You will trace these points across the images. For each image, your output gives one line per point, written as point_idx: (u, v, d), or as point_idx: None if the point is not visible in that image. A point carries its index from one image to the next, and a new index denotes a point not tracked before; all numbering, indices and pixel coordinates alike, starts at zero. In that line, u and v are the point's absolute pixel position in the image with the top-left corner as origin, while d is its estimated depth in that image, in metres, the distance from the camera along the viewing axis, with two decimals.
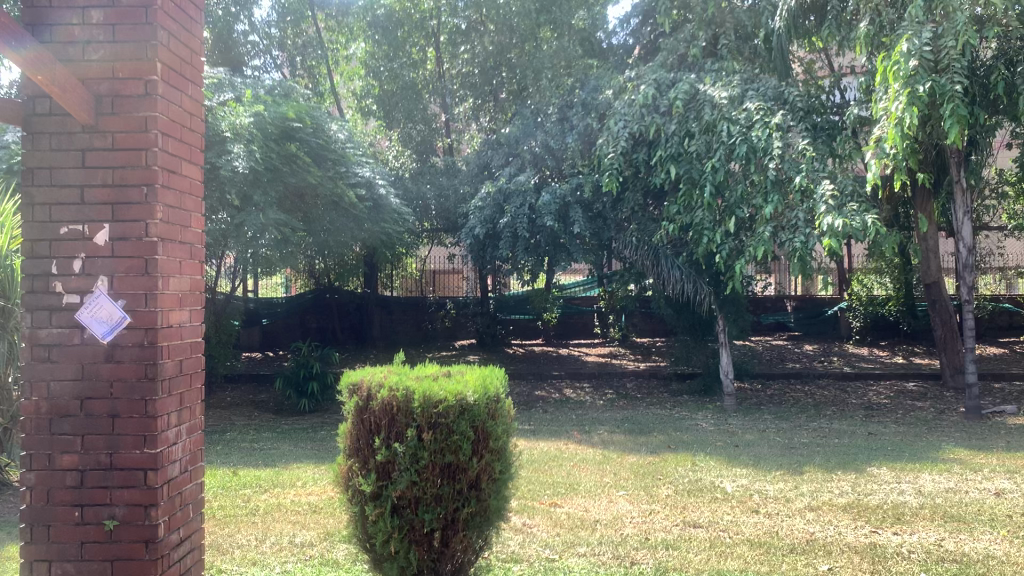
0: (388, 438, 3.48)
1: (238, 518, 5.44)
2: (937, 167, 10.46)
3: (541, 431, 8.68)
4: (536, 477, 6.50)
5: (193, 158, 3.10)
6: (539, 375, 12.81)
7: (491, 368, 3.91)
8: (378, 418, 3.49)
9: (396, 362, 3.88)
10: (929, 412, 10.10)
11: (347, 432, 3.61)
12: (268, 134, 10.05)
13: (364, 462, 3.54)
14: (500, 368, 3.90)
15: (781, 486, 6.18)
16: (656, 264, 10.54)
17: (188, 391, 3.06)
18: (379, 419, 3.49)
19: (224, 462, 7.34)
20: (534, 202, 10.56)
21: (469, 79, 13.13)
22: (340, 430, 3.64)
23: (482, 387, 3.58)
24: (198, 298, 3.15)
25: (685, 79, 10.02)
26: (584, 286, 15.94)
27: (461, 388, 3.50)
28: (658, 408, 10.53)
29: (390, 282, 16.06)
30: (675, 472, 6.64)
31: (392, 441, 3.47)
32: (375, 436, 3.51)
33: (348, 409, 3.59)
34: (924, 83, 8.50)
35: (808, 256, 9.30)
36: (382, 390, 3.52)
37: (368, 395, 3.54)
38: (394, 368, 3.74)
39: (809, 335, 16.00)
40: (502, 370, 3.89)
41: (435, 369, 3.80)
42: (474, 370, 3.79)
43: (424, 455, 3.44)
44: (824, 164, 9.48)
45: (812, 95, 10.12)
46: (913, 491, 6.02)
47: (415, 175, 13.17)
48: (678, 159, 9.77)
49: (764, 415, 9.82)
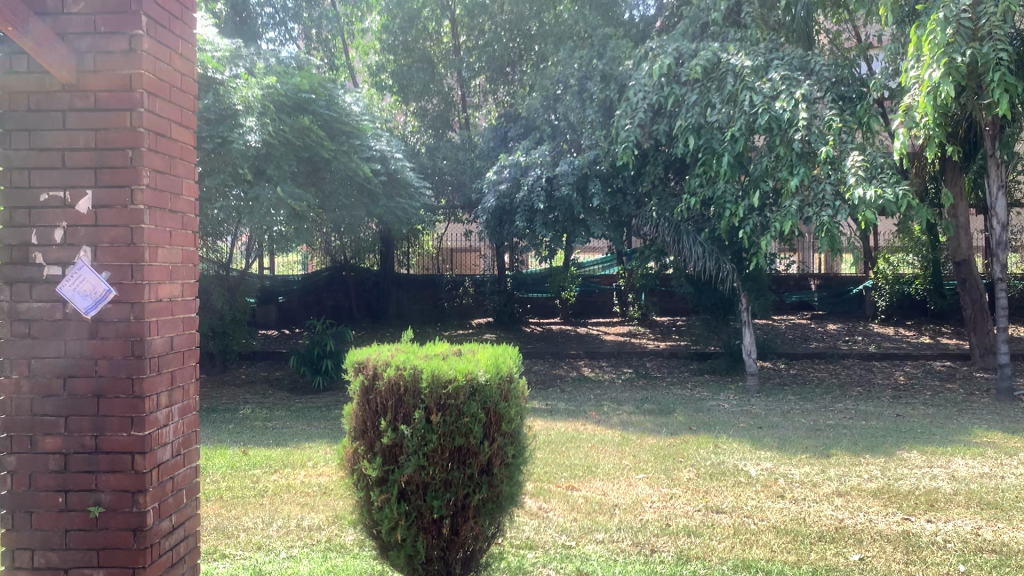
0: (394, 420, 3.29)
1: (246, 500, 5.31)
2: (969, 141, 10.11)
3: (558, 411, 8.48)
4: (552, 459, 6.32)
5: (184, 121, 2.90)
6: (557, 354, 12.61)
7: (504, 347, 3.71)
8: (384, 399, 3.31)
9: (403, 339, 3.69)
10: (959, 393, 9.81)
11: (352, 414, 3.43)
12: (279, 106, 9.88)
13: (370, 446, 3.35)
14: (513, 346, 3.70)
15: (807, 470, 5.95)
16: (678, 240, 10.24)
17: (180, 369, 2.87)
18: (385, 400, 3.30)
19: (236, 442, 7.20)
20: (552, 175, 10.32)
21: (486, 52, 12.85)
22: (346, 411, 3.46)
23: (494, 365, 3.38)
24: (191, 272, 2.96)
25: (707, 47, 9.73)
26: (602, 265, 15.92)
27: (472, 367, 3.30)
28: (679, 388, 10.30)
29: (406, 260, 15.90)
30: (696, 454, 6.43)
31: (399, 424, 3.28)
32: (380, 417, 3.32)
33: (354, 389, 3.40)
34: (962, 51, 8.19)
35: (836, 231, 9.02)
36: (387, 369, 3.33)
37: (374, 375, 3.36)
38: (402, 346, 3.55)
39: (833, 314, 15.71)
40: (516, 348, 3.68)
41: (445, 346, 3.60)
42: (486, 348, 3.58)
43: (433, 438, 3.25)
44: (853, 136, 9.19)
45: (838, 66, 9.84)
46: (946, 477, 5.77)
47: (432, 150, 12.94)
48: (698, 131, 9.48)
49: (787, 396, 9.57)
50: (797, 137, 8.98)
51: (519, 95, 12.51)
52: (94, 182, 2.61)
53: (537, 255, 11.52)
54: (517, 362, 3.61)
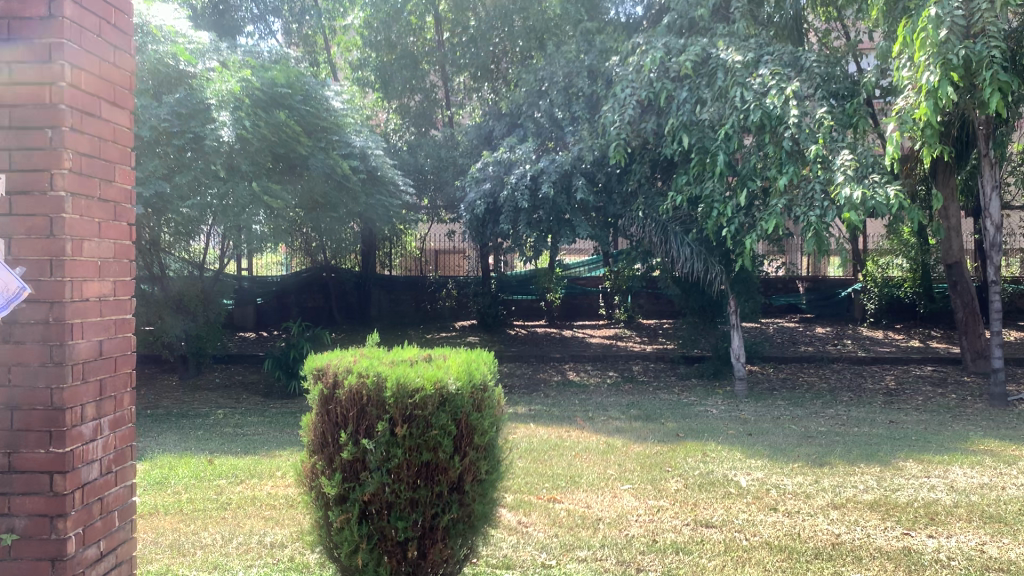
0: (356, 432, 3.01)
1: (208, 513, 4.99)
2: (962, 140, 9.92)
3: (542, 417, 8.19)
4: (532, 468, 6.03)
5: (117, 99, 2.60)
6: (541, 358, 12.32)
7: (479, 352, 3.42)
8: (346, 409, 3.02)
9: (367, 345, 3.41)
10: (952, 398, 9.59)
11: (312, 425, 3.15)
12: (256, 101, 9.54)
13: (330, 460, 3.07)
14: (488, 351, 3.41)
15: (800, 480, 5.69)
16: (665, 241, 10.00)
17: (111, 378, 2.57)
18: (346, 410, 3.02)
19: (203, 449, 6.87)
20: (537, 173, 10.03)
21: (470, 48, 12.57)
22: (304, 422, 3.18)
23: (466, 373, 3.08)
24: (125, 270, 2.66)
25: (696, 42, 9.51)
26: (589, 267, 15.70)
27: (441, 374, 3.01)
28: (666, 393, 10.03)
29: (388, 261, 15.62)
30: (683, 463, 6.16)
31: (361, 437, 2.99)
32: (341, 430, 3.04)
33: (313, 398, 3.12)
34: (958, 51, 7.90)
35: (824, 232, 8.78)
36: (347, 376, 3.04)
37: (334, 383, 3.07)
38: (367, 351, 3.26)
39: (821, 317, 15.48)
40: (492, 354, 3.39)
41: (413, 352, 3.32)
42: (459, 354, 3.29)
43: (398, 452, 2.96)
44: (843, 135, 8.97)
45: (830, 62, 9.61)
46: (945, 488, 5.51)
47: (413, 147, 12.61)
48: (690, 129, 9.24)
49: (777, 402, 9.32)
50: (788, 135, 8.77)
51: (503, 92, 12.21)
52: (11, 165, 2.30)
53: (520, 255, 11.23)
54: (492, 369, 3.32)
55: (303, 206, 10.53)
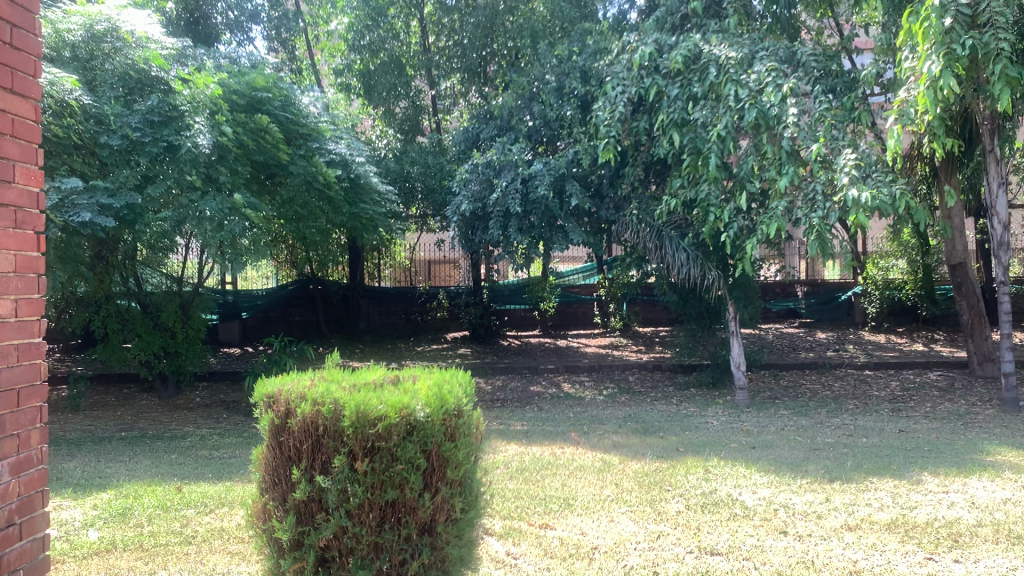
0: (311, 468, 2.65)
1: (169, 548, 4.60)
2: (966, 136, 9.59)
3: (534, 433, 7.80)
4: (523, 490, 5.63)
5: (15, 84, 2.22)
6: (534, 370, 11.94)
7: (455, 372, 3.06)
8: (299, 442, 2.66)
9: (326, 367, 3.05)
10: (962, 405, 9.22)
11: (264, 459, 2.79)
12: (235, 105, 9.14)
13: (283, 500, 2.73)
14: (465, 370, 3.02)
15: (810, 499, 5.30)
16: (660, 246, 9.61)
17: (15, 415, 2.19)
18: (299, 443, 2.66)
19: (175, 475, 6.48)
20: (526, 176, 9.66)
21: (456, 52, 12.20)
22: (255, 455, 2.83)
23: (437, 396, 2.70)
24: (31, 287, 2.28)
25: (688, 39, 9.20)
26: (583, 274, 15.34)
27: (408, 400, 2.63)
28: (664, 404, 9.65)
29: (377, 272, 15.23)
30: (685, 481, 5.77)
31: (316, 474, 2.64)
32: (295, 466, 2.68)
33: (264, 428, 2.76)
34: (963, 41, 7.57)
35: (827, 234, 8.40)
36: (299, 403, 2.68)
37: (286, 412, 2.71)
38: (326, 373, 2.90)
39: (821, 322, 15.18)
40: (469, 374, 3.01)
41: (378, 375, 2.95)
42: (431, 375, 2.92)
43: (358, 491, 2.60)
44: (843, 133, 8.60)
45: (825, 56, 9.35)
46: (966, 505, 5.13)
47: (399, 154, 12.20)
48: (681, 128, 8.94)
49: (780, 411, 8.95)
50: (786, 135, 8.44)
51: (492, 94, 11.79)
52: None
53: (511, 262, 10.86)
54: (468, 391, 2.96)
55: (284, 216, 10.09)
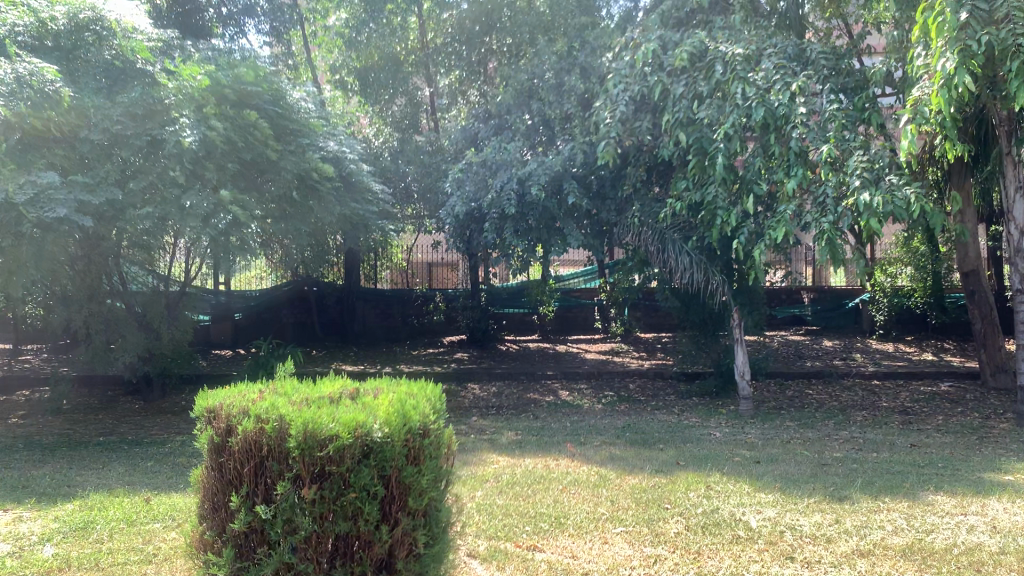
0: (256, 489, 2.69)
1: (128, 567, 4.26)
2: (982, 138, 9.24)
3: (527, 444, 7.45)
4: (513, 507, 5.27)
5: None
6: (532, 376, 11.59)
7: (424, 387, 3.04)
8: (242, 462, 2.69)
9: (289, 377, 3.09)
10: (975, 417, 8.86)
11: (207, 475, 2.83)
12: (224, 98, 8.63)
13: (226, 522, 2.77)
14: (434, 386, 3.01)
15: (818, 520, 4.95)
16: (663, 250, 9.27)
17: None
18: (243, 463, 2.69)
19: (146, 485, 6.14)
20: (524, 175, 9.32)
21: (454, 49, 11.87)
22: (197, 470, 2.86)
23: (397, 414, 2.70)
24: None
25: (693, 36, 8.92)
26: (583, 277, 14.91)
27: (363, 419, 2.63)
28: (665, 414, 9.30)
29: (374, 273, 14.80)
30: (683, 499, 5.42)
31: (261, 496, 2.68)
32: (239, 487, 2.72)
33: (206, 441, 2.79)
34: (979, 37, 7.21)
35: (837, 240, 8.04)
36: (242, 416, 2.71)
37: (229, 429, 2.73)
38: (275, 386, 2.90)
39: (828, 329, 14.82)
40: (437, 390, 3.01)
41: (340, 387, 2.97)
42: (395, 389, 2.92)
43: (305, 519, 2.64)
44: (855, 133, 8.29)
45: (836, 54, 9.00)
46: (986, 529, 4.77)
47: (395, 152, 11.85)
48: (687, 128, 8.64)
49: (786, 423, 8.61)
50: (794, 134, 8.13)
51: (490, 91, 11.39)
52: None
53: (507, 265, 10.53)
54: (436, 406, 2.95)
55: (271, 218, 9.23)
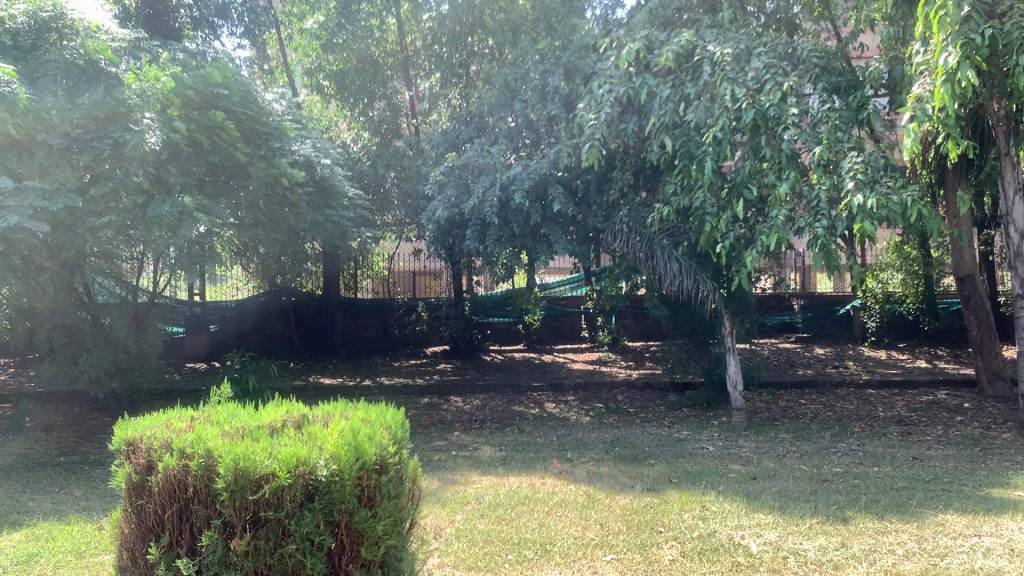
0: (183, 528, 2.81)
1: None
2: (978, 139, 9.01)
3: (512, 461, 7.07)
4: (495, 533, 4.89)
5: None
6: (517, 388, 11.22)
7: (383, 419, 3.13)
8: (167, 500, 2.82)
9: (227, 409, 3.20)
10: (975, 428, 8.56)
11: (130, 512, 2.95)
12: (189, 103, 8.23)
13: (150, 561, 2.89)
14: (391, 420, 3.12)
15: (823, 544, 4.61)
16: (651, 257, 8.93)
17: None
18: (167, 501, 2.82)
19: (101, 511, 5.72)
20: (506, 180, 8.96)
21: (434, 50, 11.53)
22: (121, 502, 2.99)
23: (345, 449, 2.77)
24: None
25: (680, 35, 8.62)
26: (570, 286, 14.52)
27: (305, 458, 2.71)
28: (655, 426, 8.94)
29: (354, 282, 14.37)
30: (678, 521, 5.07)
31: (189, 536, 2.80)
32: (166, 527, 2.84)
33: (129, 476, 2.92)
34: (981, 31, 7.11)
35: (832, 246, 7.69)
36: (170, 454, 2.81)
37: (153, 466, 2.87)
38: (204, 421, 3.03)
39: (819, 337, 14.53)
40: (395, 422, 3.12)
41: (283, 422, 3.06)
42: (345, 422, 3.01)
43: (238, 563, 2.74)
44: (849, 134, 8.00)
45: (828, 53, 8.70)
46: (1004, 552, 4.44)
47: (374, 156, 11.45)
48: (674, 131, 8.34)
49: (781, 435, 8.27)
50: (786, 137, 7.85)
51: (471, 92, 11.01)
52: None
53: (491, 273, 10.17)
54: (391, 437, 3.04)
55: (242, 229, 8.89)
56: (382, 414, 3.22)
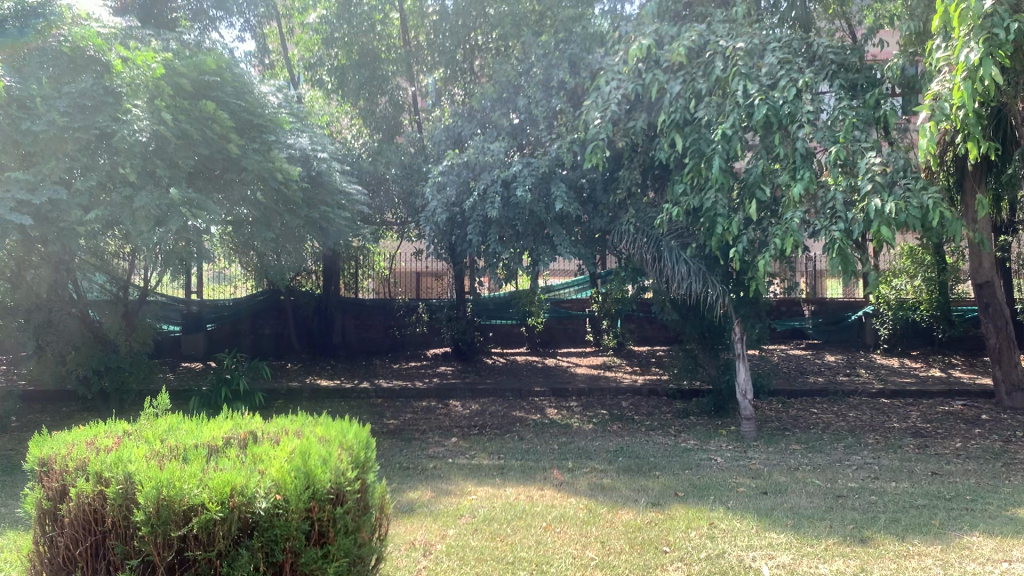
0: (105, 559, 2.81)
1: None
2: (1000, 138, 8.67)
3: (511, 471, 6.74)
4: (488, 550, 4.57)
5: None
6: (519, 393, 10.90)
7: (339, 442, 3.11)
8: (87, 529, 2.83)
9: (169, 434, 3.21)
10: (995, 441, 8.21)
11: (49, 539, 2.95)
12: (181, 91, 7.96)
13: None
14: (348, 445, 3.11)
15: (841, 568, 4.27)
16: (659, 259, 8.61)
17: None
18: (88, 531, 2.83)
19: None
20: (508, 178, 8.62)
21: (437, 44, 11.24)
22: (37, 527, 3.00)
23: (283, 481, 2.75)
24: None
25: (691, 29, 8.31)
26: (574, 288, 14.26)
27: (237, 491, 2.69)
28: (661, 435, 8.61)
29: (355, 282, 14.09)
30: (684, 540, 4.73)
31: (112, 569, 2.80)
32: (86, 557, 2.84)
33: (49, 502, 2.94)
34: (1006, 25, 6.68)
35: (848, 251, 7.28)
36: (91, 481, 2.82)
37: (71, 492, 2.87)
38: (128, 444, 3.03)
39: (830, 343, 14.17)
40: (350, 445, 3.11)
41: (215, 447, 3.05)
42: (288, 446, 2.98)
43: None
44: (867, 133, 7.67)
45: (845, 49, 8.36)
46: None
47: (374, 152, 11.16)
48: (683, 129, 8.02)
49: (792, 446, 7.94)
50: (800, 135, 7.54)
51: (474, 87, 10.72)
52: None
53: (493, 274, 9.85)
54: (347, 460, 3.01)
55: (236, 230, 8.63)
56: (344, 435, 3.20)
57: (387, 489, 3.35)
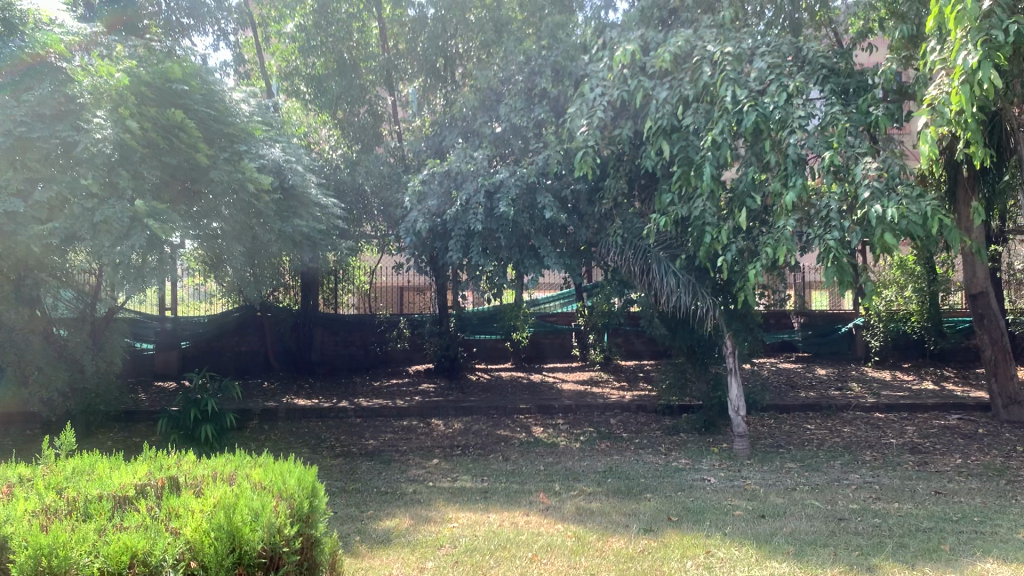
0: None
1: None
2: (994, 143, 8.44)
3: (495, 495, 6.39)
4: None
5: None
6: (503, 410, 10.55)
7: (279, 491, 3.23)
8: None
9: (73, 489, 3.21)
10: (995, 456, 7.94)
11: None
12: (145, 99, 7.56)
13: None
14: (282, 497, 3.21)
15: None
16: (647, 271, 8.33)
17: None
18: None
19: None
20: (490, 188, 8.30)
21: (417, 52, 10.94)
22: None
23: (195, 544, 2.80)
24: None
25: (677, 34, 8.04)
26: (561, 302, 13.76)
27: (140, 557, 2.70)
28: (651, 454, 8.29)
29: (335, 298, 13.73)
30: (680, 571, 4.39)
31: None
32: None
33: None
34: (1005, 26, 6.46)
35: (844, 260, 7.05)
36: None
37: None
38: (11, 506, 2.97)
39: (820, 356, 13.91)
40: (284, 493, 3.24)
41: (113, 510, 3.04)
42: (203, 502, 3.03)
43: None
44: (862, 139, 7.39)
45: (836, 53, 8.12)
46: None
47: (352, 163, 10.82)
48: (671, 136, 7.74)
49: (786, 464, 7.64)
50: (792, 140, 7.20)
51: (454, 95, 10.42)
52: None
53: (476, 288, 9.52)
54: (280, 512, 3.09)
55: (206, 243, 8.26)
56: (286, 481, 3.33)
57: (329, 538, 3.49)
